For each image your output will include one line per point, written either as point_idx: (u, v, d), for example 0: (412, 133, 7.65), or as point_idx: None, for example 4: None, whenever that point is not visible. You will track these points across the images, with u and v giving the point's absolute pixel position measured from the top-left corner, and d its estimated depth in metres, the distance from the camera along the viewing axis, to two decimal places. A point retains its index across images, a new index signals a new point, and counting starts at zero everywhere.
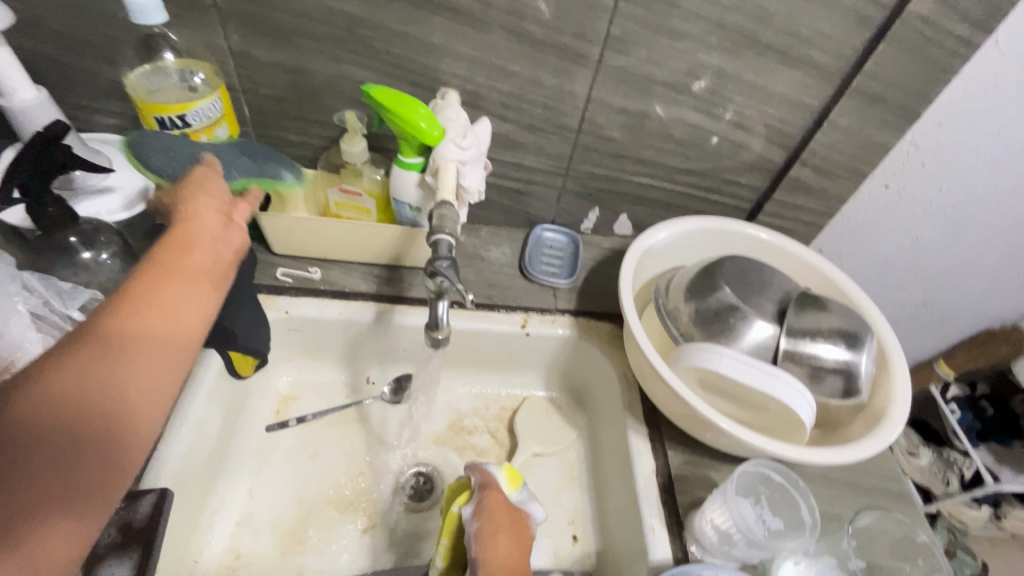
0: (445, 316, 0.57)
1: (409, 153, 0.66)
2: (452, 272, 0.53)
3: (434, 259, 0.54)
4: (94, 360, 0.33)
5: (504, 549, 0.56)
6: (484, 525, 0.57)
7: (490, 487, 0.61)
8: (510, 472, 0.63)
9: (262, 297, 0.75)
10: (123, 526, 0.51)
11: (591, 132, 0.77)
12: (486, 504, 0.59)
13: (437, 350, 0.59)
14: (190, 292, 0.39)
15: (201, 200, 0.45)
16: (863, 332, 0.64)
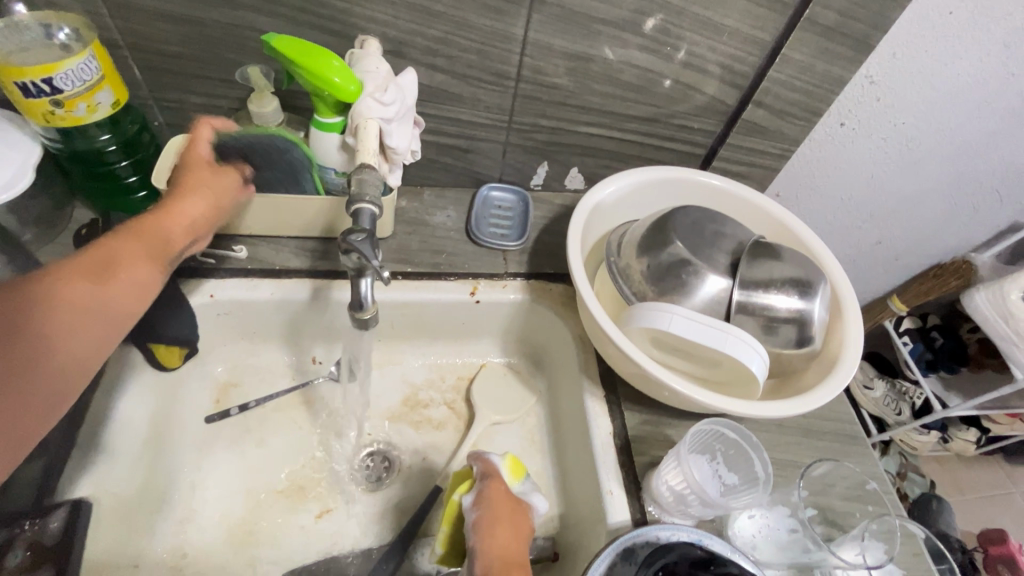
0: (370, 295, 0.52)
1: (326, 112, 0.60)
2: (368, 247, 0.48)
3: (348, 233, 0.48)
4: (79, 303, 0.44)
5: (502, 540, 0.55)
6: (484, 514, 0.56)
7: (492, 476, 0.59)
8: (514, 461, 0.62)
9: (181, 281, 0.69)
10: (33, 543, 0.54)
11: (532, 80, 0.71)
12: (488, 492, 0.58)
13: (367, 331, 0.54)
14: (153, 274, 0.50)
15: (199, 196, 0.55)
16: (816, 278, 0.63)
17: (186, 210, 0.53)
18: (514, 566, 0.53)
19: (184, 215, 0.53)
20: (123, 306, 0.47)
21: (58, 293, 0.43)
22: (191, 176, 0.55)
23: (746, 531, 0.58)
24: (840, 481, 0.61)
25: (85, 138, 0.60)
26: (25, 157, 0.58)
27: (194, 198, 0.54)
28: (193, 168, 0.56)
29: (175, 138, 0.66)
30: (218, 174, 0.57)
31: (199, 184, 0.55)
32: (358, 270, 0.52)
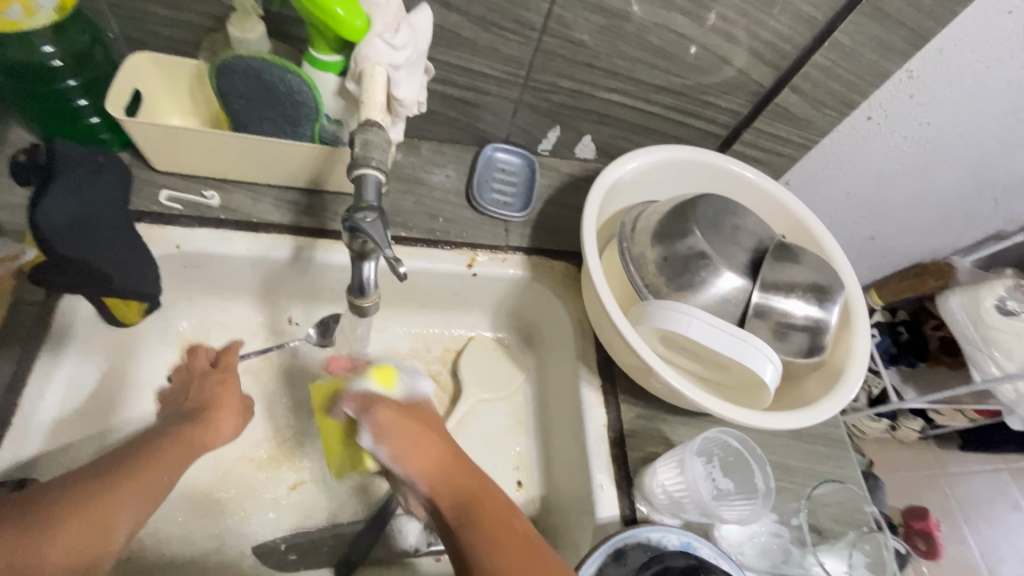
0: (374, 281, 0.46)
1: (324, 48, 0.51)
2: (379, 230, 0.42)
3: (355, 210, 0.42)
4: (92, 500, 0.42)
5: (423, 446, 0.55)
6: (393, 444, 0.55)
7: (371, 405, 0.58)
8: (377, 373, 0.63)
9: (142, 227, 0.60)
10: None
11: (558, 34, 0.63)
12: (378, 418, 0.57)
13: (363, 316, 0.49)
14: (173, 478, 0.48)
15: (229, 411, 0.56)
16: (834, 286, 0.61)
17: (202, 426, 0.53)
18: (468, 484, 0.53)
19: (216, 423, 0.54)
20: (147, 497, 0.45)
21: (74, 493, 0.42)
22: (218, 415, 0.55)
23: (734, 535, 0.58)
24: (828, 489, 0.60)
25: (23, 47, 0.50)
26: None
27: (222, 414, 0.55)
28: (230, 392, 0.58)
29: (132, 57, 0.55)
30: (228, 379, 0.59)
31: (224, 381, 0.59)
32: (360, 253, 0.46)
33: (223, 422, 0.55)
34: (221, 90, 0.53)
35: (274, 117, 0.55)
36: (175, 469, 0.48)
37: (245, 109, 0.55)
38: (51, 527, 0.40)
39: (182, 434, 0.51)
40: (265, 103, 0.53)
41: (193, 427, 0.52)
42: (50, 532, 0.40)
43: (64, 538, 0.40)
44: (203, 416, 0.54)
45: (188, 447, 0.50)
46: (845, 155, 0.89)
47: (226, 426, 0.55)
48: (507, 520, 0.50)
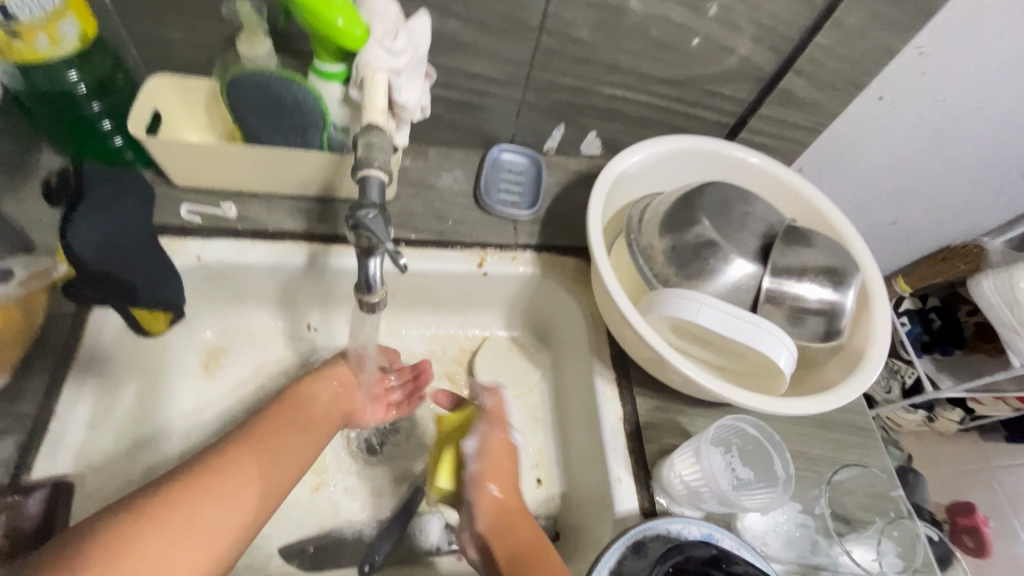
0: (379, 275, 0.47)
1: (327, 58, 0.53)
2: (378, 224, 0.42)
3: (357, 206, 0.43)
4: (190, 488, 0.46)
5: (494, 494, 0.61)
6: (484, 471, 0.61)
7: (493, 424, 0.65)
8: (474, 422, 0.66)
9: (165, 240, 0.63)
10: (10, 530, 0.48)
11: (556, 32, 0.64)
12: (490, 454, 0.63)
13: (373, 314, 0.49)
14: (285, 452, 0.54)
15: (320, 386, 0.62)
16: (848, 269, 0.59)
17: (321, 380, 0.63)
18: (509, 517, 0.60)
19: (308, 397, 0.60)
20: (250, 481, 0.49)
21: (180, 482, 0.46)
22: (303, 385, 0.61)
23: (756, 526, 0.56)
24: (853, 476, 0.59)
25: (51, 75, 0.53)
26: None
27: (317, 381, 0.62)
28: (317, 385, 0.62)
29: (151, 80, 0.58)
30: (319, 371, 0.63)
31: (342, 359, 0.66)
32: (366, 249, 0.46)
33: (314, 399, 0.61)
34: (233, 101, 0.55)
35: (285, 126, 0.57)
36: (271, 444, 0.53)
37: (256, 120, 0.57)
38: (149, 514, 0.42)
39: (307, 386, 0.61)
40: (274, 114, 0.55)
41: (318, 377, 0.62)
42: (151, 520, 0.42)
43: (161, 528, 0.42)
44: (293, 399, 0.59)
45: (291, 424, 0.57)
46: (859, 137, 0.87)
47: (321, 389, 0.62)
48: (544, 546, 0.57)
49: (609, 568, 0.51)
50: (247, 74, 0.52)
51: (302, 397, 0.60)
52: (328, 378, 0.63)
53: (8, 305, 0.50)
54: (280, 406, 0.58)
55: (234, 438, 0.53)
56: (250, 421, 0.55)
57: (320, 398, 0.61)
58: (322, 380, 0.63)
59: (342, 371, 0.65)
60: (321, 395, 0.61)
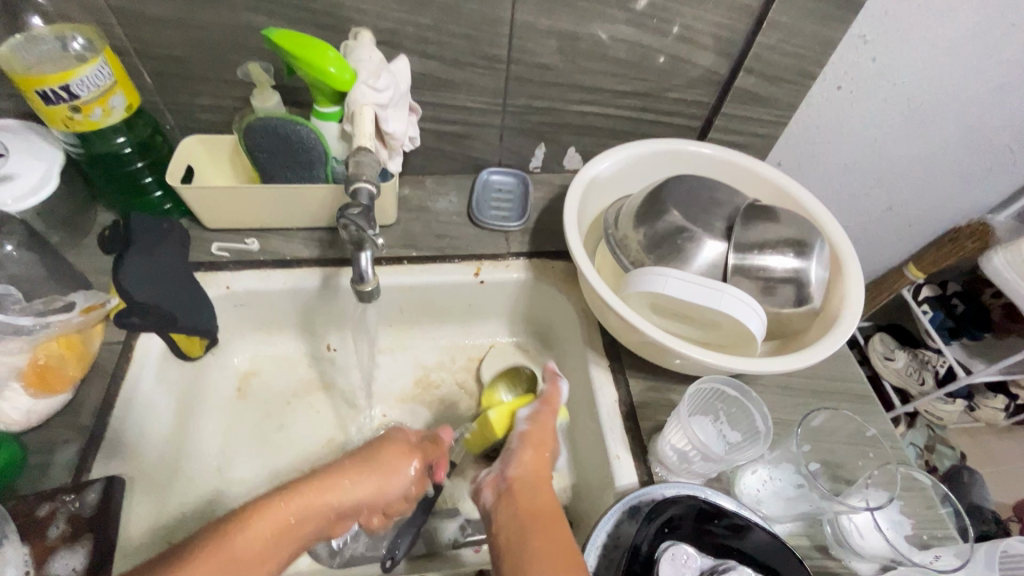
0: (370, 268, 0.56)
1: (325, 102, 0.62)
2: (362, 219, 0.52)
3: (343, 207, 0.53)
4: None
5: (533, 461, 0.57)
6: (531, 432, 0.60)
7: (549, 404, 0.62)
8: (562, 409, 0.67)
9: (199, 274, 0.72)
10: (72, 517, 0.51)
11: (523, 61, 0.72)
12: (541, 416, 0.61)
13: (369, 303, 0.58)
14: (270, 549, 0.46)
15: (365, 473, 0.55)
16: (812, 238, 0.63)
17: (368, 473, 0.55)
18: (548, 475, 0.56)
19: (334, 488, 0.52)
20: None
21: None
22: (349, 465, 0.55)
23: (752, 489, 0.58)
24: (841, 429, 0.61)
25: (104, 142, 0.64)
26: (47, 166, 0.62)
27: (365, 468, 0.55)
28: (355, 467, 0.55)
29: (184, 141, 0.69)
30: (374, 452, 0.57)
31: (388, 448, 0.59)
32: (358, 246, 0.56)
33: (346, 487, 0.53)
34: (247, 146, 0.65)
35: (291, 163, 0.66)
36: (275, 535, 0.47)
37: (268, 160, 0.66)
38: None
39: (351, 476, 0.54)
40: (282, 153, 0.65)
41: (360, 468, 0.55)
42: None
43: None
44: (316, 482, 0.52)
45: (304, 507, 0.50)
46: (829, 126, 0.91)
47: (385, 463, 0.57)
48: (558, 512, 0.51)
49: (607, 532, 0.53)
50: (257, 122, 0.62)
51: (335, 489, 0.52)
52: (365, 483, 0.54)
53: (70, 331, 0.59)
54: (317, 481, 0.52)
55: (214, 536, 0.45)
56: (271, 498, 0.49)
57: (353, 491, 0.53)
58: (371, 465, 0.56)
59: (379, 467, 0.56)
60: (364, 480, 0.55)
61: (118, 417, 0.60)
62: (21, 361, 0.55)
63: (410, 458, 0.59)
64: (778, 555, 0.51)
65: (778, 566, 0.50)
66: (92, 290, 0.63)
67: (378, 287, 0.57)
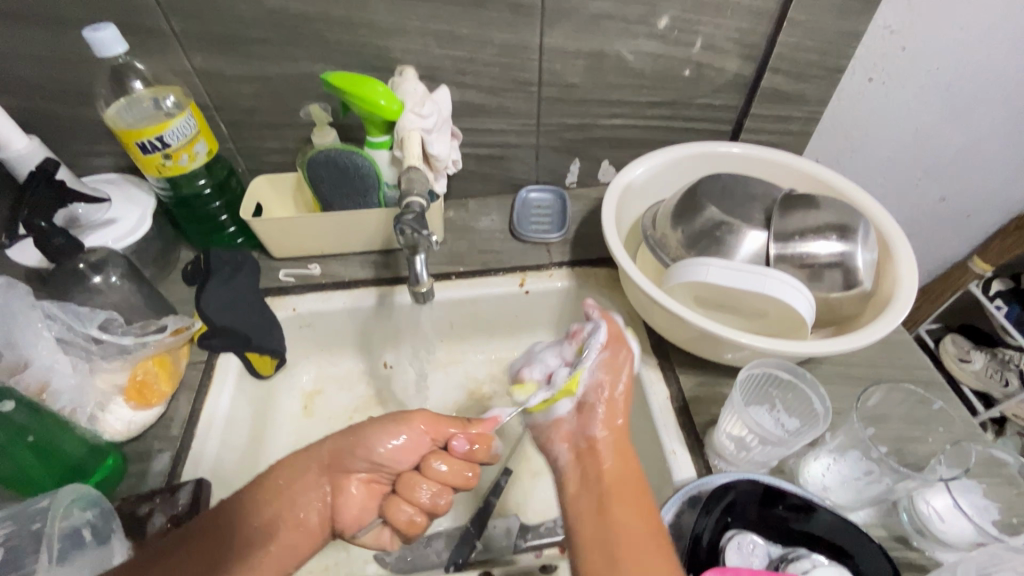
0: (423, 270, 0.61)
1: (376, 132, 0.69)
2: (417, 223, 0.58)
3: (400, 214, 0.59)
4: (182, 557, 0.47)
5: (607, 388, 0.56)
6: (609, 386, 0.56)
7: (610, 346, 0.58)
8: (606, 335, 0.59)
9: (269, 299, 0.79)
10: (170, 516, 0.56)
11: (553, 83, 0.78)
12: (616, 368, 0.57)
13: (424, 303, 0.63)
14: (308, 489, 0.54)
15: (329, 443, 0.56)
16: (856, 220, 0.63)
17: (350, 450, 0.55)
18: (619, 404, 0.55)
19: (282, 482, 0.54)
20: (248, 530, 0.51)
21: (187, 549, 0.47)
22: (298, 461, 0.56)
23: (817, 477, 0.56)
24: (898, 409, 0.59)
25: (189, 184, 0.72)
26: (143, 209, 0.72)
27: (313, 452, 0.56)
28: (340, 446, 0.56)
29: (254, 181, 0.77)
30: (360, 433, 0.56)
31: (384, 425, 0.56)
32: (413, 250, 0.61)
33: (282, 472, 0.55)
34: (311, 178, 0.72)
35: (347, 191, 0.73)
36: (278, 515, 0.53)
37: (327, 189, 0.73)
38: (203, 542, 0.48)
39: (322, 449, 0.56)
40: (340, 183, 0.72)
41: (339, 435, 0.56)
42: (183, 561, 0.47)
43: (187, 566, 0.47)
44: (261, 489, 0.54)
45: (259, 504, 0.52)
46: (865, 119, 0.91)
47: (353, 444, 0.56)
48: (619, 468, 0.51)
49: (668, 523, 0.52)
50: (318, 155, 0.69)
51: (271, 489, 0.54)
52: (332, 456, 0.56)
53: (162, 352, 0.67)
54: (271, 473, 0.55)
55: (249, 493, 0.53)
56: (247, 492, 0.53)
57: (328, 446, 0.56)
58: (352, 444, 0.55)
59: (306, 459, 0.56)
60: (331, 454, 0.56)
61: (203, 429, 0.66)
62: (122, 377, 0.63)
63: (406, 430, 0.56)
64: (850, 534, 0.49)
65: (853, 549, 0.49)
66: (179, 317, 0.71)
67: (431, 288, 0.63)
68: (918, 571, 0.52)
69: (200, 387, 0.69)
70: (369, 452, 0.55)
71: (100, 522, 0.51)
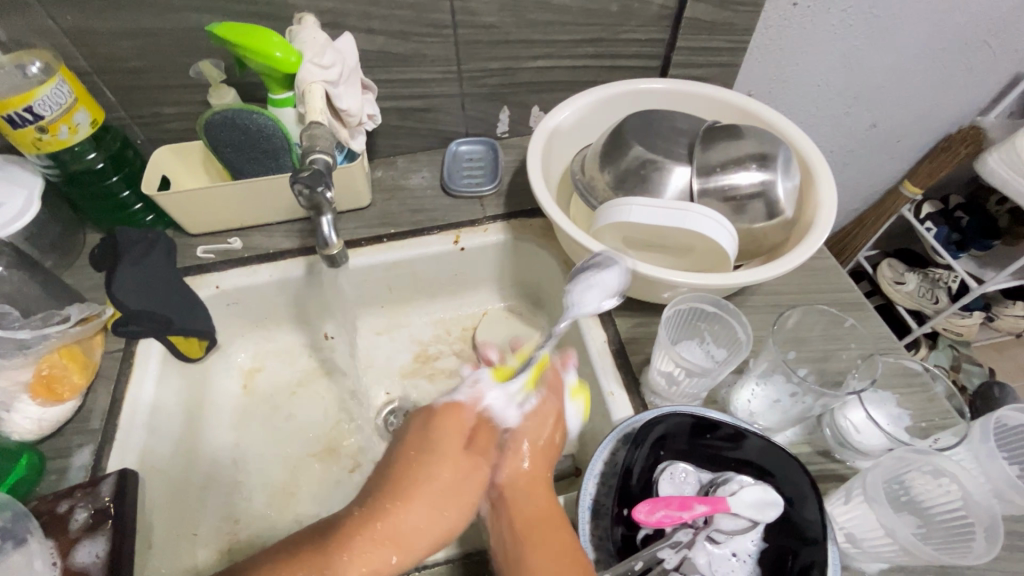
0: (332, 231, 0.58)
1: (277, 88, 0.64)
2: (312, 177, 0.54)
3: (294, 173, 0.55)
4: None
5: (530, 458, 0.54)
6: (539, 411, 0.56)
7: (551, 392, 0.57)
8: (581, 394, 0.59)
9: (189, 278, 0.74)
10: (93, 510, 0.53)
11: (470, 24, 0.73)
12: (547, 404, 0.56)
13: (336, 265, 0.61)
14: (421, 511, 0.48)
15: (440, 448, 0.51)
16: (778, 149, 0.63)
17: (450, 509, 0.49)
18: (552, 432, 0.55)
19: (395, 504, 0.48)
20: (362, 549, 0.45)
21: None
22: (411, 472, 0.50)
23: (744, 403, 0.58)
24: (820, 331, 0.61)
25: (77, 160, 0.66)
26: (28, 191, 0.65)
27: (424, 462, 0.51)
28: (445, 456, 0.51)
29: (156, 151, 0.71)
30: (455, 453, 0.51)
31: (461, 465, 0.51)
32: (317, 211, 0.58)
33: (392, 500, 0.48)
34: (215, 144, 0.67)
35: (253, 154, 0.68)
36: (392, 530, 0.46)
37: (233, 155, 0.68)
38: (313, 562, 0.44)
39: (393, 506, 0.47)
40: (246, 146, 0.67)
41: (430, 459, 0.51)
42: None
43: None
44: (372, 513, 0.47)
45: (369, 525, 0.46)
46: (795, 48, 0.90)
47: (447, 465, 0.50)
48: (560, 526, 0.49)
49: (604, 460, 0.53)
50: (216, 116, 0.64)
51: (387, 517, 0.47)
52: (428, 507, 0.48)
53: (70, 343, 0.63)
54: (385, 503, 0.48)
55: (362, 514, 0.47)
56: (355, 512, 0.48)
57: (425, 477, 0.49)
58: (437, 493, 0.49)
59: (421, 476, 0.50)
60: (418, 508, 0.48)
61: (127, 418, 0.62)
62: (26, 373, 0.59)
63: (479, 468, 0.52)
64: (773, 455, 0.51)
65: (774, 468, 0.50)
66: (88, 303, 0.67)
67: (343, 250, 0.60)
68: (839, 480, 0.55)
69: (120, 376, 0.65)
70: (449, 482, 0.50)
71: (11, 524, 0.49)
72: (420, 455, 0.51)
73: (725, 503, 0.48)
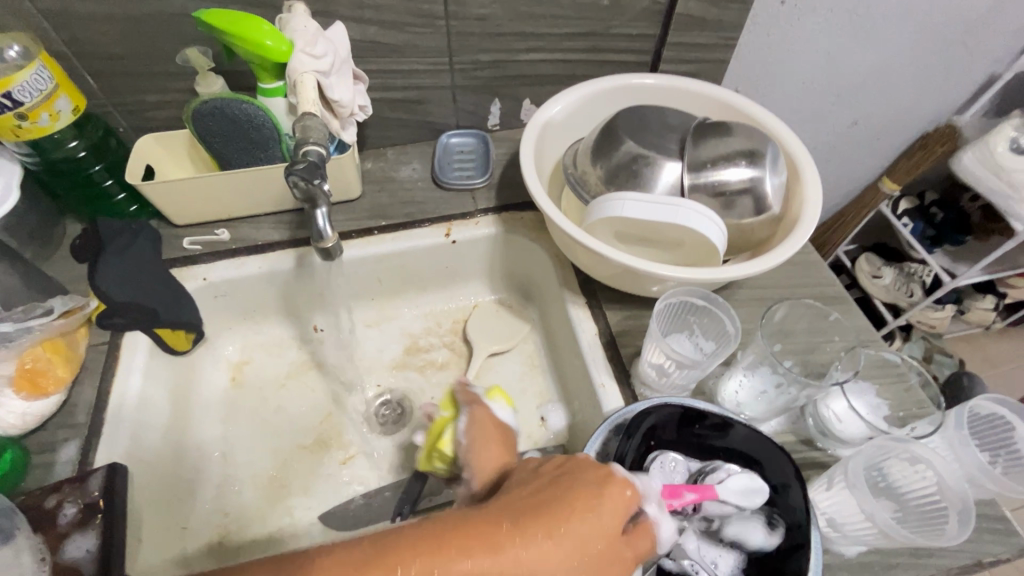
0: (327, 224, 0.57)
1: (267, 77, 0.63)
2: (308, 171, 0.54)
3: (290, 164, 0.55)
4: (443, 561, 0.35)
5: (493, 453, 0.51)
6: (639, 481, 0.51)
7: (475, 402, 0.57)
8: (497, 392, 0.60)
9: (175, 270, 0.72)
10: (82, 505, 0.53)
11: (462, 15, 0.72)
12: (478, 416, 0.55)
13: (333, 259, 0.60)
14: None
15: (600, 513, 0.40)
16: (766, 145, 0.64)
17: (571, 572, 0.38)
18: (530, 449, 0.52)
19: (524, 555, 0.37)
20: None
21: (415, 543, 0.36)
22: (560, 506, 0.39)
23: (733, 394, 0.60)
24: (803, 324, 0.63)
25: (58, 148, 0.64)
26: (5, 178, 0.62)
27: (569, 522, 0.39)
28: (595, 533, 0.39)
29: (140, 140, 0.70)
30: (604, 534, 0.40)
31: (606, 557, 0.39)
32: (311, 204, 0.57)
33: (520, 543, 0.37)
34: (203, 133, 0.66)
35: (242, 144, 0.67)
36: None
37: (221, 144, 0.67)
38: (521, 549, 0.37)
39: (534, 541, 0.37)
40: (234, 135, 0.66)
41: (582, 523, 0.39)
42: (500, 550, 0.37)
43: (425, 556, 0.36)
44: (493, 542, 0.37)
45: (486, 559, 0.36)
46: (781, 46, 0.91)
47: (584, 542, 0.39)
48: None
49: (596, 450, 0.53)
50: (204, 105, 0.63)
51: (528, 558, 0.37)
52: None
53: (53, 336, 0.61)
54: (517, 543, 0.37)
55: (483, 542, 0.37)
56: (481, 536, 0.37)
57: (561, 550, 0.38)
58: (581, 560, 0.38)
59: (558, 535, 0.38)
60: (557, 559, 0.37)
61: (114, 412, 0.61)
62: (9, 367, 0.57)
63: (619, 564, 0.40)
64: (759, 444, 0.52)
65: (761, 456, 0.52)
66: (70, 295, 0.65)
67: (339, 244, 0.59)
68: (821, 467, 0.57)
69: (106, 369, 0.64)
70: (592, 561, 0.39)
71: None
72: (585, 507, 0.39)
73: (713, 490, 0.49)
